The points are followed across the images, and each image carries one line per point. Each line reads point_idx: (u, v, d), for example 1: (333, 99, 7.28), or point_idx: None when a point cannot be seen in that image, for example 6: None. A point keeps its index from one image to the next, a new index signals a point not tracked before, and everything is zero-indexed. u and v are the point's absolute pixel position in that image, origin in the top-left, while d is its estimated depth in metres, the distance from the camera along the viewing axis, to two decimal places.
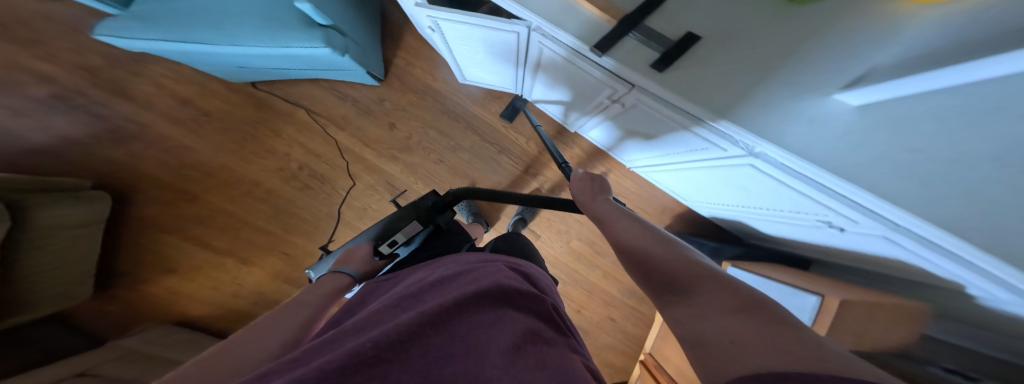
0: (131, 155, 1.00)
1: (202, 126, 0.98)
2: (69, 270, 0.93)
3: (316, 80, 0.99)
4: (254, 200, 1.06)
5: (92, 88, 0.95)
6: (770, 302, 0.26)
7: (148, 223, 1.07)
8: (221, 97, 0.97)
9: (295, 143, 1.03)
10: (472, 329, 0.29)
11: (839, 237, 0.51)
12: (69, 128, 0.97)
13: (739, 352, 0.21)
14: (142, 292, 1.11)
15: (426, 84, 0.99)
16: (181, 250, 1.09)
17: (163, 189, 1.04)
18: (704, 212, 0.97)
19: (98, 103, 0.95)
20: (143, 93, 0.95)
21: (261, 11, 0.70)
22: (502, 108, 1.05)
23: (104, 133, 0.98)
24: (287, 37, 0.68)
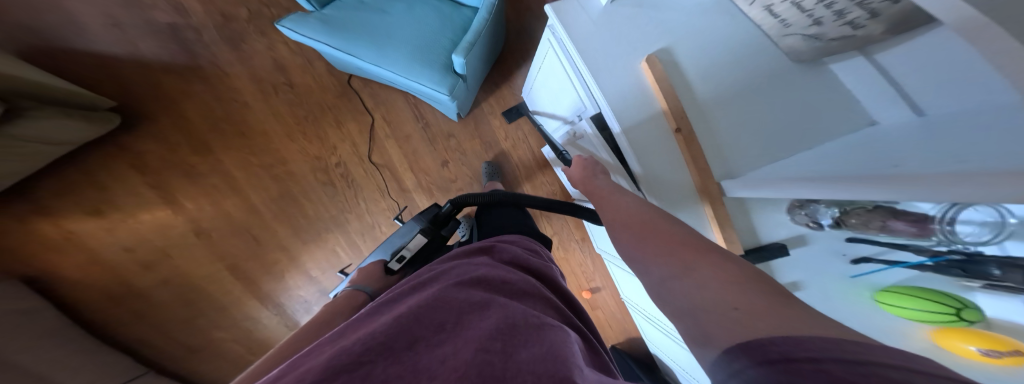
0: (184, 89, 0.99)
1: (276, 95, 1.03)
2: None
3: (407, 100, 1.09)
4: (268, 177, 0.99)
5: (210, 31, 1.02)
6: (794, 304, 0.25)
7: (133, 152, 0.94)
8: (317, 82, 1.06)
9: (349, 142, 1.05)
10: (462, 311, 0.29)
11: None
12: (149, 51, 0.99)
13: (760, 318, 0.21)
14: (54, 216, 0.91)
15: (497, 140, 1.11)
16: (142, 192, 0.94)
17: (177, 129, 0.97)
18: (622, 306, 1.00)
19: (202, 44, 1.01)
20: (251, 49, 1.03)
21: (410, 52, 0.83)
22: (552, 193, 1.11)
23: (181, 62, 1.00)
24: (421, 77, 0.82)
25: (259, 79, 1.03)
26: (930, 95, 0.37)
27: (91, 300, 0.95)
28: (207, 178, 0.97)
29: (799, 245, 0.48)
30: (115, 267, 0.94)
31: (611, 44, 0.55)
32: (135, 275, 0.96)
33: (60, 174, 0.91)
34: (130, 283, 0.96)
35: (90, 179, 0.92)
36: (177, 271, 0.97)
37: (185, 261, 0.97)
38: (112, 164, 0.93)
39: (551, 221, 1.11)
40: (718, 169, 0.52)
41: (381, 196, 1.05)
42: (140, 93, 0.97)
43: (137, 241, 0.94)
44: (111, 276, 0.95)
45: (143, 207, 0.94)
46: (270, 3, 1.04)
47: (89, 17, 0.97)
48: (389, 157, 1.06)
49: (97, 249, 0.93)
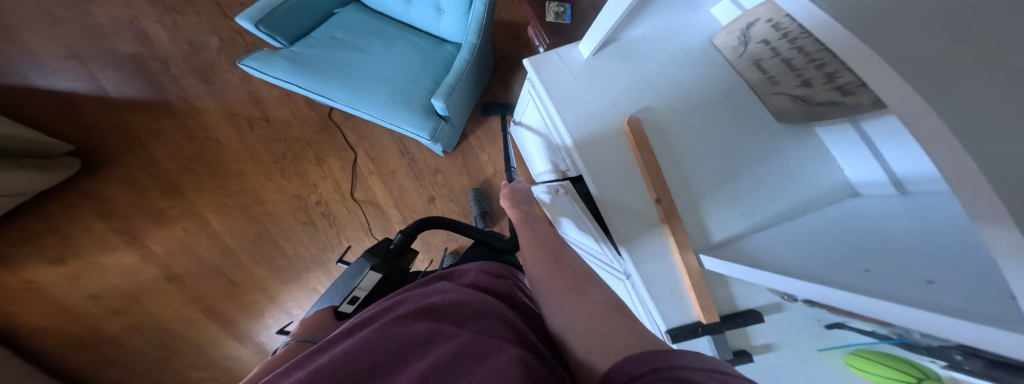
0: (151, 125, 0.94)
1: (251, 131, 0.99)
2: None
3: (391, 135, 1.06)
4: (243, 218, 0.95)
5: (178, 63, 0.97)
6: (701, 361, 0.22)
7: (95, 195, 0.89)
8: (296, 116, 1.02)
9: (330, 178, 1.02)
10: (398, 359, 0.23)
11: None
12: (113, 86, 0.94)
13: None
14: (11, 265, 0.86)
15: (484, 174, 1.09)
16: (106, 238, 0.89)
17: (143, 169, 0.92)
18: None
19: (170, 77, 0.96)
20: (223, 82, 0.98)
21: (388, 91, 0.80)
22: None
23: (147, 97, 0.94)
24: (400, 119, 0.79)
25: (233, 114, 0.98)
26: (912, 171, 0.38)
27: (57, 352, 0.90)
28: (178, 220, 0.92)
29: (774, 312, 0.46)
30: (81, 316, 0.90)
31: (592, 104, 0.52)
32: (104, 323, 0.91)
33: (20, 220, 0.86)
34: (99, 331, 0.92)
35: (52, 226, 0.87)
36: (149, 317, 0.93)
37: (158, 307, 0.93)
38: (74, 208, 0.88)
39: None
40: (698, 241, 0.49)
41: (366, 234, 1.02)
42: (105, 131, 0.92)
43: (105, 288, 0.90)
44: (78, 325, 0.90)
45: (110, 252, 0.89)
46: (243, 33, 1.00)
47: (46, 51, 0.91)
48: (372, 193, 1.03)
49: (60, 298, 0.88)
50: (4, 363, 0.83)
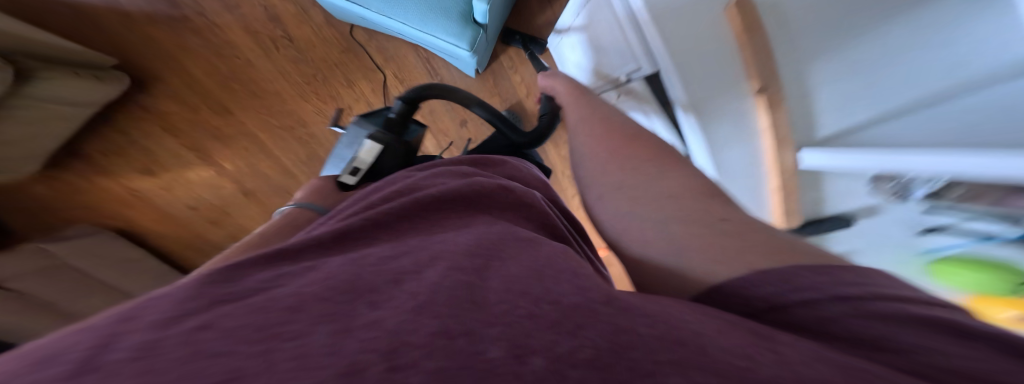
0: (178, 43, 0.92)
1: (278, 49, 0.96)
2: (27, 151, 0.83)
3: (419, 56, 1.02)
4: (291, 141, 1.01)
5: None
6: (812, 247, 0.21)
7: (151, 116, 0.95)
8: (321, 37, 0.97)
9: (364, 102, 1.02)
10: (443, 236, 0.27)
11: None
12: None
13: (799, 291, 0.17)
14: (106, 179, 0.98)
15: (517, 98, 1.06)
16: (175, 157, 0.98)
17: (187, 91, 0.95)
18: None
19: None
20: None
21: None
22: None
23: (163, 10, 0.90)
24: (438, 26, 0.75)
25: (254, 32, 0.94)
26: None
27: (175, 249, 1.10)
28: (234, 140, 0.99)
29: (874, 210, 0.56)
30: (184, 223, 1.06)
31: None
32: (205, 230, 1.08)
33: (102, 140, 0.95)
34: (201, 236, 1.09)
35: (133, 145, 0.96)
36: (237, 226, 1.08)
37: (241, 218, 1.07)
38: (139, 128, 0.95)
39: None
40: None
41: None
42: (141, 47, 0.91)
43: (196, 200, 1.03)
44: (183, 230, 1.07)
45: (185, 168, 0.99)
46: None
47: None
48: (406, 117, 1.04)
49: (156, 207, 1.02)
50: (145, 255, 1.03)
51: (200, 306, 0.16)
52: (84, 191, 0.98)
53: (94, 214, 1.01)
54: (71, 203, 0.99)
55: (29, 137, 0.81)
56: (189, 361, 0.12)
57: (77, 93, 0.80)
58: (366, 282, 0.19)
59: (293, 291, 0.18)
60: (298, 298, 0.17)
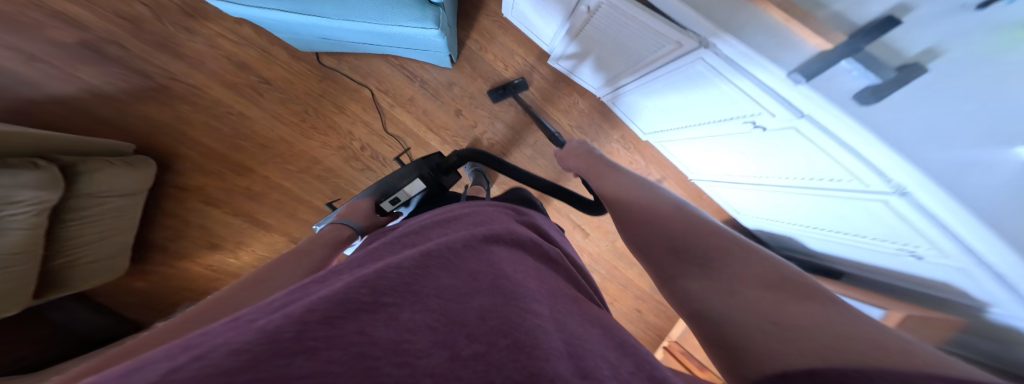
0: (174, 118, 0.97)
1: (263, 95, 0.99)
2: (111, 249, 0.90)
3: (392, 63, 1.04)
4: (312, 179, 1.07)
5: (142, 45, 0.92)
6: (812, 285, 0.29)
7: (185, 194, 1.03)
8: (296, 74, 1.00)
9: (360, 121, 1.06)
10: (496, 266, 0.29)
11: (920, 266, 0.60)
12: (103, 82, 0.92)
13: (797, 334, 0.23)
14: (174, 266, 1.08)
15: (497, 74, 1.08)
16: (221, 227, 1.07)
17: (204, 160, 1.01)
18: (750, 224, 1.09)
19: (144, 59, 0.93)
20: (195, 53, 0.94)
21: None
22: (571, 107, 1.13)
23: (146, 91, 0.94)
24: (400, 14, 0.71)
25: (231, 84, 0.97)
26: None
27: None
28: (267, 192, 1.06)
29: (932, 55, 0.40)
30: None
31: None
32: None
33: (160, 225, 1.04)
34: None
35: (184, 221, 1.05)
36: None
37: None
38: (184, 206, 1.04)
39: (584, 133, 1.16)
40: None
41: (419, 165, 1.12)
42: (142, 131, 0.96)
43: (260, 259, 1.12)
44: None
45: (236, 230, 1.08)
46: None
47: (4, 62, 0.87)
48: (404, 124, 1.07)
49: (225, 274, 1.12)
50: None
51: (342, 315, 0.17)
52: (169, 277, 1.08)
53: (185, 295, 1.11)
54: (162, 291, 1.09)
55: (102, 234, 0.86)
56: (359, 365, 0.15)
57: (118, 181, 0.85)
58: (463, 312, 0.22)
59: (411, 318, 0.19)
60: (425, 323, 0.19)
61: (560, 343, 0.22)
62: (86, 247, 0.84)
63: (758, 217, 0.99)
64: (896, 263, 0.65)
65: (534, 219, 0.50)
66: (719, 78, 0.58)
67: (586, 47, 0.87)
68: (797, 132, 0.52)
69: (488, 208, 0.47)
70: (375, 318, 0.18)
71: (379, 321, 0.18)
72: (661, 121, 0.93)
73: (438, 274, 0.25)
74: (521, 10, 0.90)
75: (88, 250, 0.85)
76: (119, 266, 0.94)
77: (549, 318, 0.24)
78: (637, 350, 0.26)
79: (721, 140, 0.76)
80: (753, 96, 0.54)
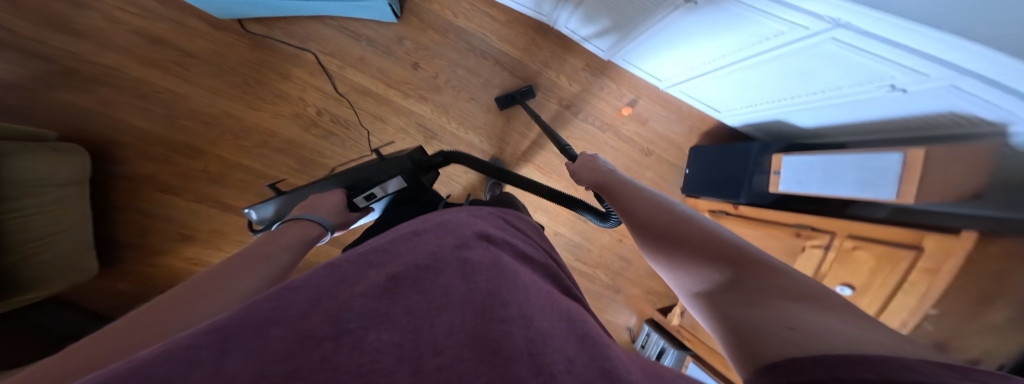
0: (93, 103, 0.92)
1: (191, 69, 0.96)
2: (64, 245, 0.87)
3: (329, 24, 1.04)
4: (274, 152, 1.07)
5: (41, 31, 0.86)
6: (828, 294, 0.31)
7: (131, 184, 0.99)
8: (224, 46, 0.97)
9: (309, 87, 1.07)
10: (474, 283, 0.32)
11: (901, 99, 0.70)
12: (8, 74, 0.86)
13: (810, 334, 0.24)
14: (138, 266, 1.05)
15: (447, 22, 1.16)
16: (182, 217, 1.05)
17: (142, 146, 0.98)
18: (734, 120, 1.36)
19: (43, 43, 0.86)
20: (96, 31, 0.89)
21: None
22: (528, 44, 1.27)
23: (52, 78, 0.88)
24: None
25: (152, 62, 0.94)
26: None
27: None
28: (227, 172, 1.05)
29: None
30: None
31: None
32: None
33: (124, 222, 1.02)
34: None
35: (144, 214, 1.03)
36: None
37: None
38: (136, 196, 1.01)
39: (551, 66, 1.33)
40: None
41: (384, 123, 1.17)
42: (65, 123, 0.90)
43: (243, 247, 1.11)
44: None
45: (200, 215, 1.06)
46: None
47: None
48: (358, 84, 1.11)
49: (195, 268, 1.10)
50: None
51: (297, 353, 0.19)
52: (153, 274, 1.07)
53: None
54: (148, 291, 1.08)
55: (56, 229, 0.85)
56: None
57: (51, 168, 0.82)
58: (433, 330, 0.24)
59: (377, 338, 0.21)
60: (390, 342, 0.21)
61: (522, 339, 0.25)
62: (45, 243, 0.83)
63: (741, 106, 1.17)
64: (877, 108, 0.79)
65: (515, 233, 0.55)
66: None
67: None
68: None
69: (476, 218, 0.53)
70: (342, 345, 0.20)
71: (351, 344, 0.20)
72: (646, 46, 1.05)
73: (407, 292, 0.28)
74: None
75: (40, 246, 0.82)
76: (86, 265, 0.93)
77: (521, 320, 0.27)
78: (596, 341, 0.29)
79: (681, 37, 0.91)
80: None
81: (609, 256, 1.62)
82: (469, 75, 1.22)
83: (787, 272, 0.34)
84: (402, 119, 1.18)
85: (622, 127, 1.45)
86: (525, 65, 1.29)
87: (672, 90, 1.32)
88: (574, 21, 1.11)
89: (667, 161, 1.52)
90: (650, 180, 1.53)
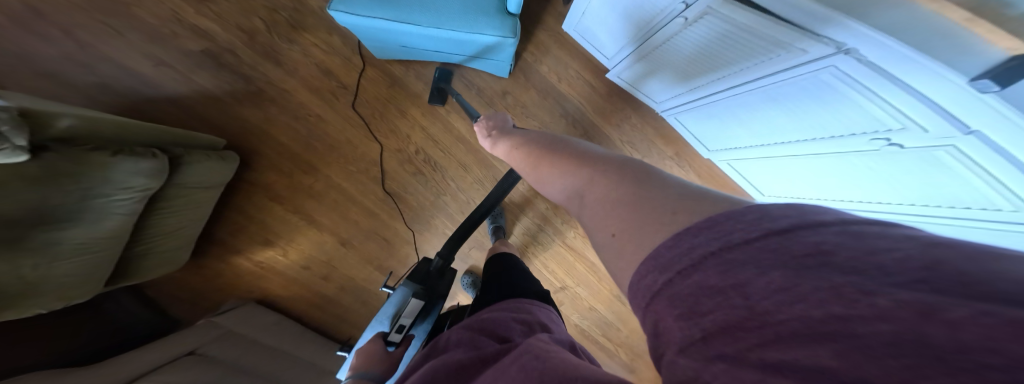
0: (260, 117, 1.06)
1: (339, 98, 1.08)
2: (179, 241, 0.88)
3: (454, 73, 1.13)
4: (368, 180, 1.10)
5: (250, 52, 1.05)
6: (641, 164, 0.34)
7: (250, 189, 1.06)
8: (371, 80, 1.10)
9: (417, 126, 1.11)
10: None
11: None
12: (210, 83, 1.04)
13: (628, 242, 0.26)
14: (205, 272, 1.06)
15: (550, 84, 1.16)
16: (263, 227, 1.08)
17: (273, 158, 1.07)
18: None
19: (248, 65, 1.05)
20: (290, 59, 1.07)
21: (469, 7, 0.83)
22: (623, 121, 1.17)
23: (239, 92, 1.05)
24: (485, 25, 0.83)
25: (315, 89, 1.08)
26: None
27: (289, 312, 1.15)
28: (326, 193, 1.09)
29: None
30: (305, 284, 1.13)
31: None
32: (318, 286, 1.13)
33: (222, 219, 1.06)
34: (320, 295, 1.14)
35: (246, 216, 1.07)
36: (343, 274, 1.13)
37: (345, 267, 1.13)
38: (251, 198, 1.07)
39: (635, 148, 1.17)
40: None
41: (465, 171, 1.13)
42: (234, 131, 1.05)
43: (306, 259, 1.10)
44: (303, 291, 1.13)
45: (286, 224, 1.09)
46: (282, 9, 1.06)
47: (137, 63, 1.01)
48: (457, 130, 1.12)
49: (246, 283, 1.08)
50: (283, 318, 1.11)
51: None
52: (220, 272, 1.06)
53: (229, 294, 1.09)
54: (202, 292, 1.06)
55: (182, 225, 0.86)
56: None
57: (209, 173, 0.86)
58: None
59: None
60: None
61: None
62: (164, 237, 0.84)
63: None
64: None
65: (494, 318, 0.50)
66: (860, 93, 0.53)
67: (678, 67, 0.86)
68: (955, 151, 0.49)
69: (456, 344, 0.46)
70: None
71: None
72: (747, 155, 0.92)
73: None
74: (589, 25, 1.02)
75: (160, 242, 0.83)
76: (180, 256, 0.91)
77: None
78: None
79: (817, 162, 0.73)
80: (906, 113, 0.50)
81: (636, 340, 1.35)
82: None
83: (624, 166, 0.35)
84: (483, 174, 1.13)
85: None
86: (615, 143, 1.17)
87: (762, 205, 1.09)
88: (676, 112, 1.02)
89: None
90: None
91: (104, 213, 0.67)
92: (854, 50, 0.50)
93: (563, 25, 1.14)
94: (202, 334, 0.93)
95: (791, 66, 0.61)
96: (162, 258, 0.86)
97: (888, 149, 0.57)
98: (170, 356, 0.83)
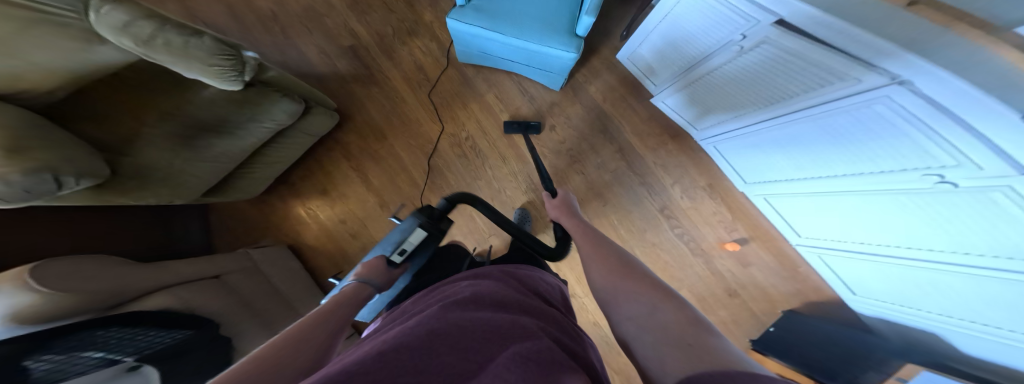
0: (359, 89, 1.25)
1: (421, 86, 1.25)
2: (270, 174, 1.04)
3: (518, 82, 1.29)
4: (421, 154, 1.20)
5: (369, 40, 1.28)
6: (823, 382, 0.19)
7: (327, 145, 1.20)
8: (447, 76, 1.26)
9: (474, 118, 1.24)
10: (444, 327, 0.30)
11: None
12: (334, 60, 1.27)
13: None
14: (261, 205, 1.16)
15: (597, 105, 1.32)
16: (324, 180, 1.18)
17: (355, 124, 1.22)
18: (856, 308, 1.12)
19: (365, 51, 1.27)
20: (396, 51, 1.28)
21: (548, 29, 1.00)
22: (657, 149, 1.31)
23: (350, 69, 1.26)
24: (555, 41, 0.99)
25: (407, 76, 1.26)
26: None
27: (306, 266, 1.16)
28: (385, 159, 1.20)
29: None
30: (338, 242, 1.17)
31: None
32: (346, 243, 1.16)
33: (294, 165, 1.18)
34: (344, 253, 1.16)
35: (316, 167, 1.19)
36: (370, 236, 1.16)
37: (376, 230, 1.17)
38: (326, 154, 1.20)
39: (667, 172, 1.30)
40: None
41: (503, 163, 1.23)
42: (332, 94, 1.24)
43: (347, 212, 1.17)
44: (332, 246, 1.16)
45: (344, 181, 1.18)
46: (405, 19, 1.30)
47: (293, 38, 1.29)
48: (505, 127, 1.25)
49: (288, 227, 1.16)
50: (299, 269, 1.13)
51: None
52: (270, 211, 1.16)
53: (272, 231, 1.15)
54: (246, 222, 1.15)
55: (279, 161, 1.04)
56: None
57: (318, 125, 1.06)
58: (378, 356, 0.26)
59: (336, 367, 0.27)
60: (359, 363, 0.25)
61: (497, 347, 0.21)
62: (263, 166, 1.00)
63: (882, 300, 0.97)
64: None
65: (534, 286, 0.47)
66: (916, 126, 0.56)
67: (735, 97, 0.96)
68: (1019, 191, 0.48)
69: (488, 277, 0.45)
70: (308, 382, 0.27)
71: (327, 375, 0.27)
72: (793, 180, 0.98)
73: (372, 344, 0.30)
74: (647, 51, 1.18)
75: (262, 169, 1.00)
76: (258, 187, 1.04)
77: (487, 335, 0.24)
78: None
79: (872, 199, 0.78)
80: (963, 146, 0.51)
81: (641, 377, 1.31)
82: (591, 150, 1.29)
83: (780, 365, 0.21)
84: (522, 170, 1.23)
85: (718, 259, 1.27)
86: (646, 164, 1.30)
87: (799, 248, 1.18)
88: (715, 131, 1.13)
89: (752, 310, 1.25)
90: (720, 319, 1.24)
91: (249, 134, 0.88)
92: (908, 82, 0.53)
93: (615, 55, 1.33)
94: (231, 260, 0.95)
95: (848, 96, 0.64)
96: (253, 184, 1.02)
97: (943, 187, 0.60)
98: (200, 273, 0.85)
